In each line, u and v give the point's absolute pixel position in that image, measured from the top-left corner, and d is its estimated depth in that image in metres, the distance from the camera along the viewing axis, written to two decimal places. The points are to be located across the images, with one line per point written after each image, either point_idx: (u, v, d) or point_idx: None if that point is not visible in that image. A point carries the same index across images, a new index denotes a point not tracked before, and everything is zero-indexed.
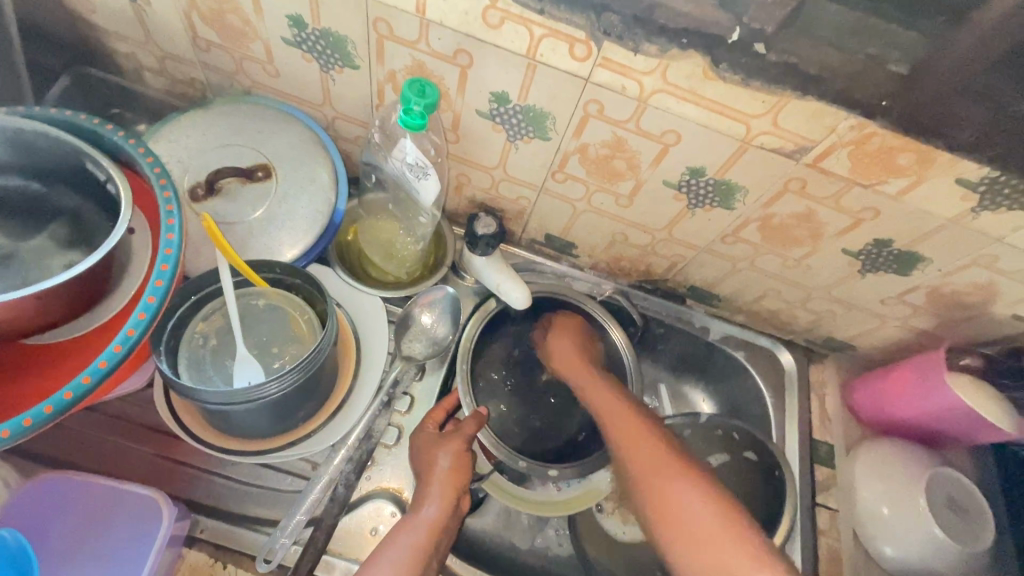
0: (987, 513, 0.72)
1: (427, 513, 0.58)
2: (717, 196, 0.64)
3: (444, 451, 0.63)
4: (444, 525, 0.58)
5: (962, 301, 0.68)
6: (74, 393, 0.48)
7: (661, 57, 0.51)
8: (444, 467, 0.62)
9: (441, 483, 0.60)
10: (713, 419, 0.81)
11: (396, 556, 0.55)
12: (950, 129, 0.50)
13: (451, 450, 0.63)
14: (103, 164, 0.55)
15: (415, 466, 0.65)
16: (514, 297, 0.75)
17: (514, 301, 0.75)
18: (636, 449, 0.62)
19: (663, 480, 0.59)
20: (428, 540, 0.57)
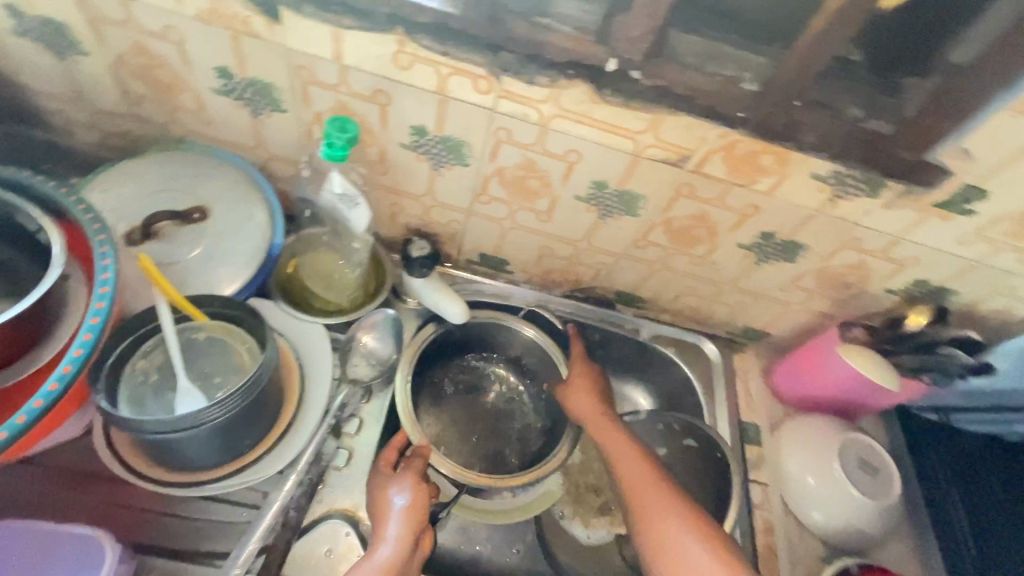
0: (894, 473, 0.79)
1: (382, 554, 0.59)
2: (623, 205, 0.72)
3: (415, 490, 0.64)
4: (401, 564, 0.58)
5: (844, 281, 0.77)
6: (10, 432, 0.49)
7: (553, 87, 0.58)
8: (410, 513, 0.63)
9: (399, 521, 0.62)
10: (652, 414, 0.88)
11: None
12: (797, 134, 0.59)
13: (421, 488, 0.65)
14: (35, 215, 0.57)
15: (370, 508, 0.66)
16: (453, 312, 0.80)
17: (449, 314, 0.80)
18: (634, 472, 0.69)
19: (650, 496, 0.65)
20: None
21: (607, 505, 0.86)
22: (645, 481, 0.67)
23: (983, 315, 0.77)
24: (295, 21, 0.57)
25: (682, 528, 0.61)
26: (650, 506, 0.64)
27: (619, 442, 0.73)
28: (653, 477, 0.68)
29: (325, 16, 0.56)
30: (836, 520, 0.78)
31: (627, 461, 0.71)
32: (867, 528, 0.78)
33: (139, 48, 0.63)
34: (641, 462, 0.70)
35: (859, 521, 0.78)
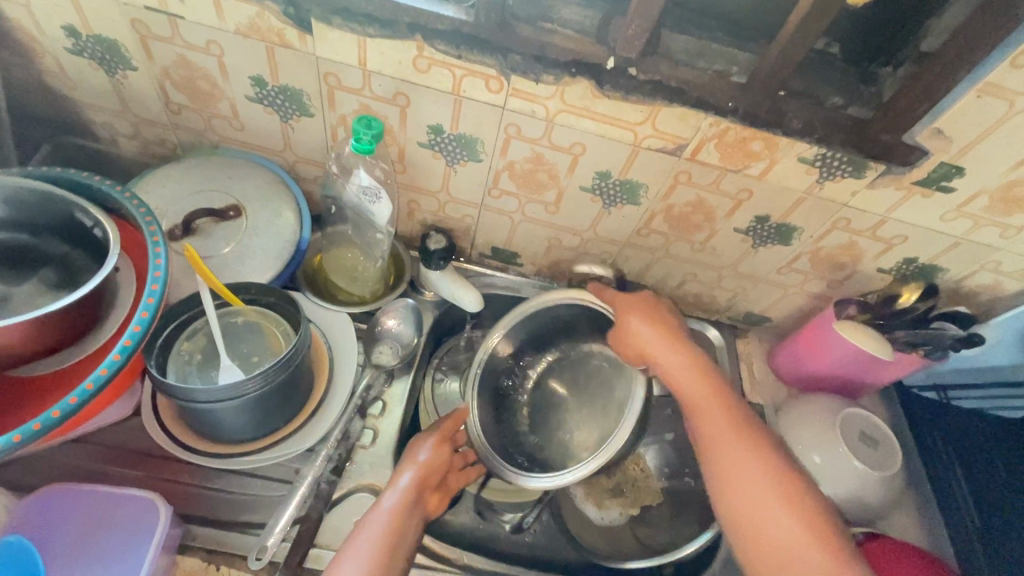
0: (894, 444, 0.83)
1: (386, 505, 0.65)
2: (625, 195, 0.77)
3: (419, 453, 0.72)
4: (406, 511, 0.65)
5: (837, 262, 0.82)
6: (79, 398, 0.55)
7: (557, 84, 0.64)
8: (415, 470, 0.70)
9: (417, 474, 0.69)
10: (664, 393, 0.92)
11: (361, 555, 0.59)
12: (783, 121, 0.65)
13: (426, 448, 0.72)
14: (92, 211, 0.63)
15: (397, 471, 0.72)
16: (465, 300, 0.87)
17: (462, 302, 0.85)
18: (713, 424, 0.71)
19: (742, 452, 0.68)
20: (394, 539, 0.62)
21: (620, 486, 0.91)
22: (732, 430, 0.70)
23: (970, 290, 0.81)
24: (325, 32, 0.63)
25: (784, 504, 0.64)
26: (758, 495, 0.65)
27: (706, 390, 0.73)
28: (740, 424, 0.71)
29: (352, 26, 0.62)
30: (842, 493, 0.81)
31: (710, 414, 0.72)
32: (872, 498, 0.81)
33: (182, 62, 0.69)
34: (723, 412, 0.72)
35: (864, 492, 0.81)
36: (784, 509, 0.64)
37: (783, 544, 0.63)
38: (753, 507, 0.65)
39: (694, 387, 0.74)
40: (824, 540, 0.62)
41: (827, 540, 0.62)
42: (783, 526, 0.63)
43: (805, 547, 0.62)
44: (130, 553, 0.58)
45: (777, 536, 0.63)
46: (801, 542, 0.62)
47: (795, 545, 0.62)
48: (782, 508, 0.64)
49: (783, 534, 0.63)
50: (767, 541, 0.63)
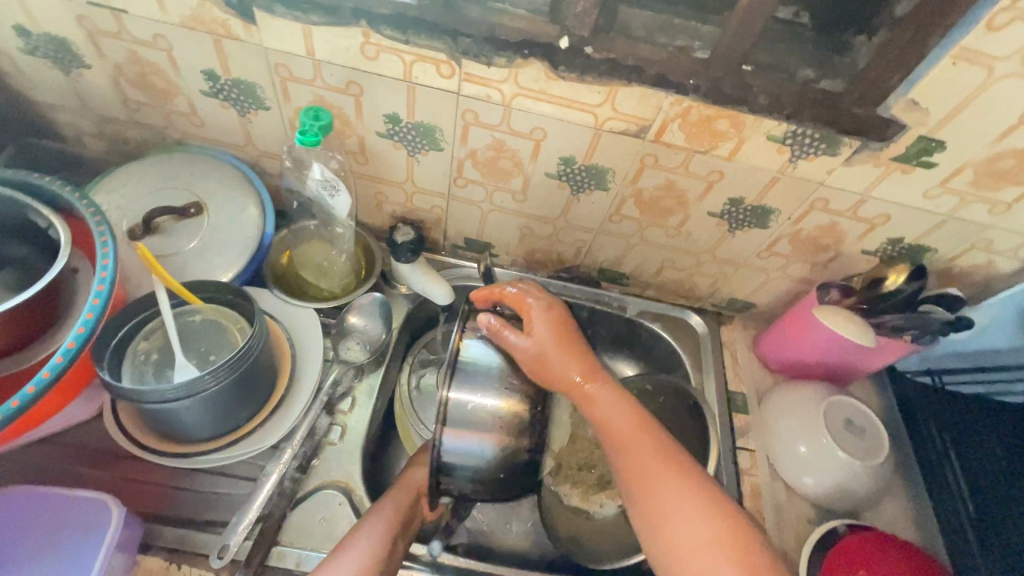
0: (881, 433, 0.80)
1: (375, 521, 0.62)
2: (593, 180, 0.74)
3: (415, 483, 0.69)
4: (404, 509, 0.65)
5: (819, 244, 0.78)
6: (20, 401, 0.54)
7: (510, 67, 0.62)
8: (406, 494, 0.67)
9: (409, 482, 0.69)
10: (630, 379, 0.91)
11: (350, 560, 0.57)
12: (749, 98, 0.61)
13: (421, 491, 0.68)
14: (43, 212, 0.63)
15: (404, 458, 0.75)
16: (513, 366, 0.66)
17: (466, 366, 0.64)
18: (615, 414, 0.63)
19: (635, 434, 0.61)
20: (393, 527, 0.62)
21: (607, 477, 0.86)
22: (630, 429, 0.62)
23: (962, 271, 0.77)
24: (269, 21, 0.61)
25: (671, 476, 0.58)
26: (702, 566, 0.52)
27: (613, 399, 0.64)
28: (629, 413, 0.64)
29: (296, 14, 0.60)
30: (825, 483, 0.79)
31: (606, 403, 0.64)
32: (856, 489, 0.78)
33: (133, 58, 0.68)
34: (630, 416, 0.63)
35: (848, 483, 0.78)
36: (690, 497, 0.56)
37: (670, 522, 0.55)
38: (676, 514, 0.55)
39: (624, 411, 0.64)
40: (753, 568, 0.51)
41: (744, 535, 0.53)
42: (686, 520, 0.55)
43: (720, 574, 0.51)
44: (83, 553, 0.58)
45: (673, 513, 0.56)
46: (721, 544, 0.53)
47: (686, 527, 0.54)
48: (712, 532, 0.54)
49: (683, 517, 0.55)
50: (670, 545, 0.54)
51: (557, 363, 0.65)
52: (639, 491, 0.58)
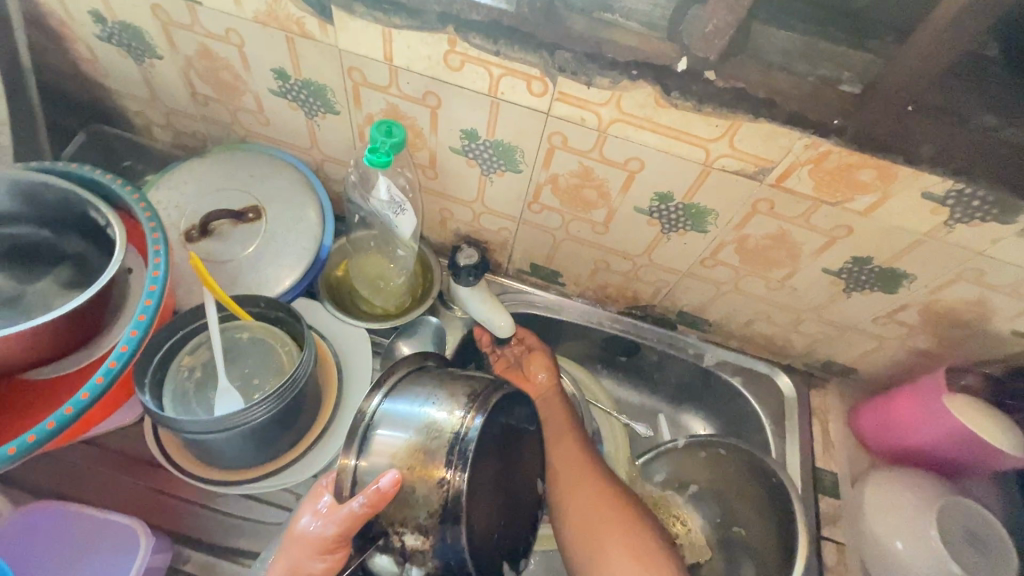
0: (1011, 549, 0.66)
1: None
2: (689, 220, 0.64)
3: (302, 551, 0.47)
4: None
5: (957, 318, 0.65)
6: (56, 422, 0.51)
7: (613, 89, 0.53)
8: (289, 567, 0.48)
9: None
10: (693, 443, 0.79)
11: None
12: (908, 146, 0.50)
13: (316, 553, 0.46)
14: (103, 211, 0.59)
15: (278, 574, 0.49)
16: (461, 421, 0.48)
17: (381, 422, 0.48)
18: (574, 466, 0.65)
19: (585, 483, 0.64)
20: None
21: None
22: (586, 478, 0.64)
23: None
24: (347, 21, 0.55)
25: (619, 537, 0.59)
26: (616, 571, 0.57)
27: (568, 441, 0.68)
28: (586, 465, 0.66)
29: (376, 15, 0.54)
30: None
31: (561, 453, 0.67)
32: None
33: (205, 51, 0.64)
34: (580, 462, 0.66)
35: None
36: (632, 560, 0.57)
37: None
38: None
39: (558, 424, 0.71)
40: None
41: None
42: None
43: None
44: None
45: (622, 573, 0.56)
46: None
47: None
48: None
49: None
50: None
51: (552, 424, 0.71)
52: (584, 552, 0.59)
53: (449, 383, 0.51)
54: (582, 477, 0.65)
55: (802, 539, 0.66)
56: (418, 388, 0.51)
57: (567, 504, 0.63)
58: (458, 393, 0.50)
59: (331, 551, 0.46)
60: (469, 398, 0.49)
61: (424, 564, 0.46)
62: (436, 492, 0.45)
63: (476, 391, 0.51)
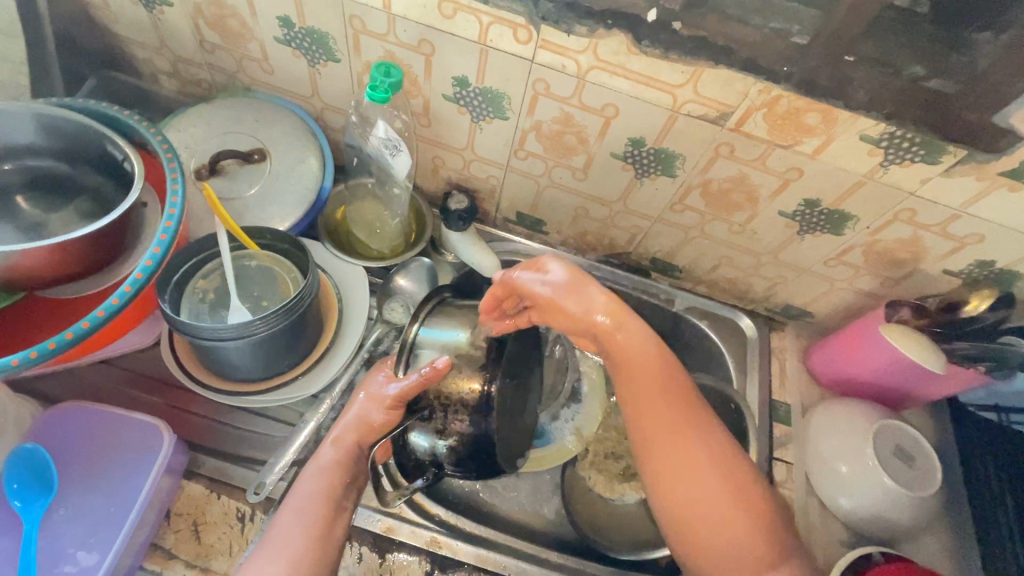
0: (935, 464, 0.75)
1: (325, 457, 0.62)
2: (660, 165, 0.71)
3: (371, 407, 0.62)
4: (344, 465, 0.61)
5: (895, 258, 0.73)
6: (91, 322, 0.57)
7: (591, 37, 0.59)
8: (359, 416, 0.63)
9: (342, 428, 0.63)
10: None
11: (293, 508, 0.58)
12: (846, 91, 0.57)
13: (382, 408, 0.62)
14: (120, 144, 0.64)
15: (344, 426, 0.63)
16: (489, 342, 0.61)
17: (426, 346, 0.61)
18: (636, 355, 0.60)
19: (654, 382, 0.60)
20: (336, 480, 0.60)
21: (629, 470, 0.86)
22: (653, 376, 0.60)
23: None
24: None
25: (694, 435, 0.59)
26: (678, 464, 0.58)
27: (637, 342, 0.61)
28: (655, 362, 0.61)
29: None
30: (864, 507, 0.75)
31: (632, 346, 0.60)
32: (897, 518, 0.74)
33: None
34: (653, 356, 0.61)
35: (890, 510, 0.74)
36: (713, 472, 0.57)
37: (691, 486, 0.57)
38: (693, 481, 0.57)
39: (642, 334, 0.61)
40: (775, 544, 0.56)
41: (771, 521, 0.57)
42: (706, 484, 0.57)
43: (759, 549, 0.55)
44: (133, 472, 0.62)
45: (693, 476, 0.57)
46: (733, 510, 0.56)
47: (707, 489, 0.57)
48: (727, 498, 0.57)
49: (704, 485, 0.57)
50: (689, 508, 0.57)
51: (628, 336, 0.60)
52: (655, 451, 0.59)
53: (474, 314, 0.63)
54: (651, 386, 0.61)
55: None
56: (450, 319, 0.62)
57: (627, 398, 0.61)
58: (483, 320, 0.62)
59: (392, 406, 0.61)
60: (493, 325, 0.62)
61: (457, 433, 0.58)
62: (469, 394, 0.58)
63: (494, 319, 0.63)
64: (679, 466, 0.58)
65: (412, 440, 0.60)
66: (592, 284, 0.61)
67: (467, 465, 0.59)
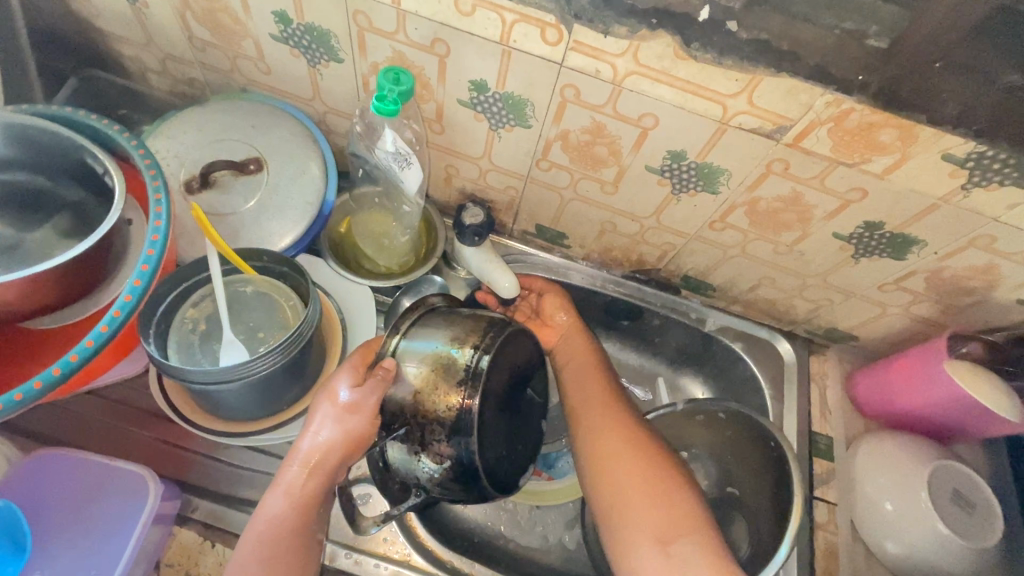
0: (995, 512, 0.69)
1: (290, 479, 0.53)
2: (701, 180, 0.63)
3: (352, 417, 0.52)
4: (314, 492, 0.53)
5: (963, 286, 0.65)
6: (63, 369, 0.50)
7: (631, 38, 0.51)
8: (337, 437, 0.52)
9: (311, 446, 0.53)
10: (691, 407, 0.78)
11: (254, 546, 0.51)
12: (932, 104, 0.48)
13: (365, 419, 0.52)
14: (101, 158, 0.58)
15: (314, 446, 0.53)
16: (474, 358, 0.52)
17: (403, 358, 0.53)
18: (570, 345, 0.74)
19: (583, 370, 0.71)
20: (302, 509, 0.53)
21: None
22: (587, 364, 0.71)
23: None
24: None
25: (606, 414, 0.64)
26: (607, 444, 0.61)
27: (578, 344, 0.74)
28: (589, 354, 0.72)
29: None
30: (915, 556, 0.69)
31: (568, 336, 0.75)
32: (953, 571, 0.68)
33: None
34: (581, 341, 0.74)
35: (946, 562, 0.67)
36: (622, 443, 0.61)
37: (604, 457, 0.61)
38: (609, 454, 0.61)
39: (579, 345, 0.74)
40: (680, 507, 0.56)
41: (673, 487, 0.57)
42: (617, 449, 0.61)
43: (662, 503, 0.56)
44: (118, 524, 0.57)
45: (612, 446, 0.61)
46: (642, 472, 0.58)
47: (622, 455, 0.60)
48: (637, 464, 0.59)
49: (619, 457, 0.60)
50: (606, 475, 0.60)
51: (574, 336, 0.74)
52: (582, 426, 0.65)
53: (456, 322, 0.55)
54: (595, 380, 0.69)
55: (796, 500, 0.68)
56: (431, 328, 0.55)
57: (578, 387, 0.69)
58: (467, 332, 0.54)
59: (369, 415, 0.52)
60: (478, 338, 0.54)
61: (441, 457, 0.51)
62: (447, 413, 0.51)
63: (481, 330, 0.55)
64: (605, 451, 0.61)
65: (394, 456, 0.53)
66: (562, 298, 0.77)
67: (452, 490, 0.53)
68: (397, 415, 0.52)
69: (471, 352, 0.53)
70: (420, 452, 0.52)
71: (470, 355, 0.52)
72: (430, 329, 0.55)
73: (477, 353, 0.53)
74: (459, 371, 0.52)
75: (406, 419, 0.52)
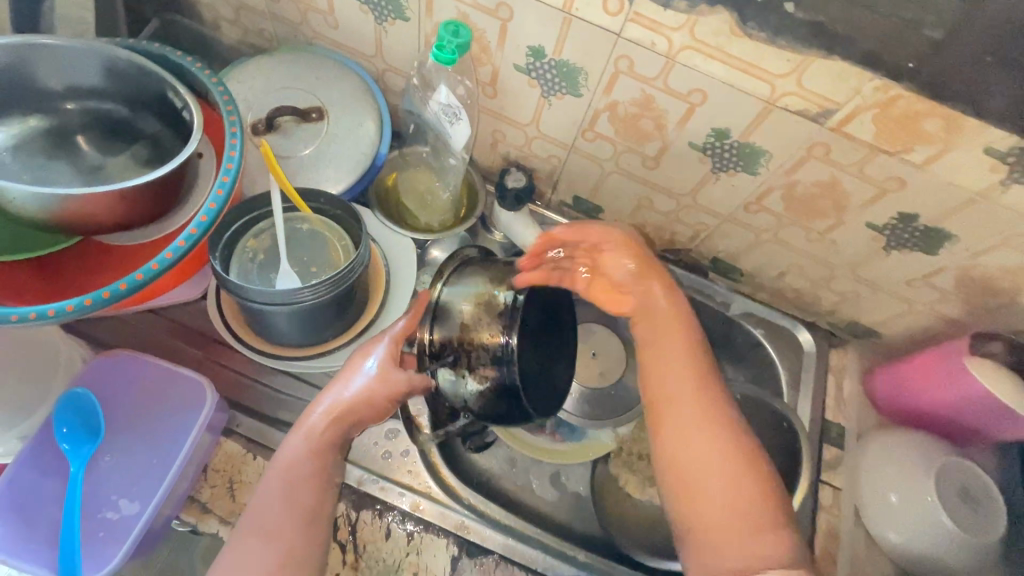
0: (997, 506, 0.70)
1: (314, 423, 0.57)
2: (741, 160, 0.65)
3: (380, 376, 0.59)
4: (332, 436, 0.56)
5: (993, 286, 0.66)
6: (145, 275, 0.56)
7: (690, 13, 0.53)
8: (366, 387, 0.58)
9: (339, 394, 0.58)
10: None
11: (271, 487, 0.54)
12: (978, 97, 0.50)
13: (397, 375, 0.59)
14: (181, 93, 0.62)
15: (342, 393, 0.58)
16: (508, 296, 0.56)
17: (446, 301, 0.58)
18: (667, 331, 0.62)
19: (673, 362, 0.60)
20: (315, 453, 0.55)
21: None
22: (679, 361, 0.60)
23: None
24: None
25: (698, 414, 0.57)
26: (689, 443, 0.56)
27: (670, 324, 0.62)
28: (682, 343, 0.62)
29: None
30: (917, 546, 0.70)
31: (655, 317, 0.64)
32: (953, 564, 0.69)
33: None
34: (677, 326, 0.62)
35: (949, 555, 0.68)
36: (707, 440, 0.56)
37: (684, 455, 0.56)
38: (691, 454, 0.56)
39: (667, 326, 0.63)
40: (761, 526, 0.52)
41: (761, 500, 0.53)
42: (706, 450, 0.55)
43: (750, 517, 0.52)
44: (175, 427, 0.63)
45: (690, 442, 0.56)
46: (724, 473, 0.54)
47: (702, 456, 0.55)
48: (729, 469, 0.54)
49: (698, 452, 0.55)
50: (684, 473, 0.55)
51: (649, 315, 0.64)
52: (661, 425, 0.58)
53: (494, 268, 0.60)
54: (684, 374, 0.60)
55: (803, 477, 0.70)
56: (470, 274, 0.60)
57: (655, 377, 0.61)
58: (501, 276, 0.59)
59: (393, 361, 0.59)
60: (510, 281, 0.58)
61: (485, 379, 0.55)
62: (491, 342, 0.55)
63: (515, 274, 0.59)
64: (688, 442, 0.56)
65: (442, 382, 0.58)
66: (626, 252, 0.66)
67: (496, 410, 0.56)
68: (445, 345, 0.57)
69: (504, 293, 0.57)
70: (467, 374, 0.56)
71: (505, 295, 0.57)
72: (469, 274, 0.59)
73: (511, 295, 0.57)
74: (494, 308, 0.56)
75: (454, 349, 0.56)
